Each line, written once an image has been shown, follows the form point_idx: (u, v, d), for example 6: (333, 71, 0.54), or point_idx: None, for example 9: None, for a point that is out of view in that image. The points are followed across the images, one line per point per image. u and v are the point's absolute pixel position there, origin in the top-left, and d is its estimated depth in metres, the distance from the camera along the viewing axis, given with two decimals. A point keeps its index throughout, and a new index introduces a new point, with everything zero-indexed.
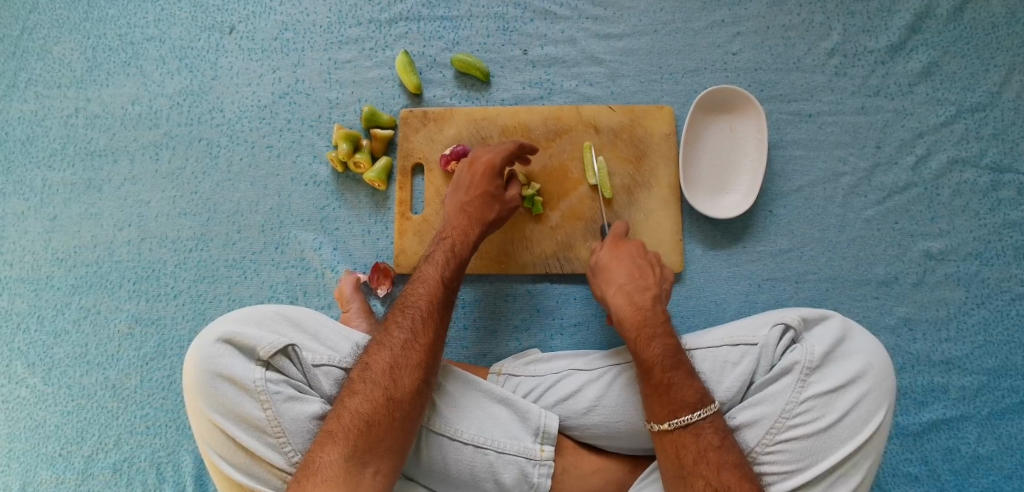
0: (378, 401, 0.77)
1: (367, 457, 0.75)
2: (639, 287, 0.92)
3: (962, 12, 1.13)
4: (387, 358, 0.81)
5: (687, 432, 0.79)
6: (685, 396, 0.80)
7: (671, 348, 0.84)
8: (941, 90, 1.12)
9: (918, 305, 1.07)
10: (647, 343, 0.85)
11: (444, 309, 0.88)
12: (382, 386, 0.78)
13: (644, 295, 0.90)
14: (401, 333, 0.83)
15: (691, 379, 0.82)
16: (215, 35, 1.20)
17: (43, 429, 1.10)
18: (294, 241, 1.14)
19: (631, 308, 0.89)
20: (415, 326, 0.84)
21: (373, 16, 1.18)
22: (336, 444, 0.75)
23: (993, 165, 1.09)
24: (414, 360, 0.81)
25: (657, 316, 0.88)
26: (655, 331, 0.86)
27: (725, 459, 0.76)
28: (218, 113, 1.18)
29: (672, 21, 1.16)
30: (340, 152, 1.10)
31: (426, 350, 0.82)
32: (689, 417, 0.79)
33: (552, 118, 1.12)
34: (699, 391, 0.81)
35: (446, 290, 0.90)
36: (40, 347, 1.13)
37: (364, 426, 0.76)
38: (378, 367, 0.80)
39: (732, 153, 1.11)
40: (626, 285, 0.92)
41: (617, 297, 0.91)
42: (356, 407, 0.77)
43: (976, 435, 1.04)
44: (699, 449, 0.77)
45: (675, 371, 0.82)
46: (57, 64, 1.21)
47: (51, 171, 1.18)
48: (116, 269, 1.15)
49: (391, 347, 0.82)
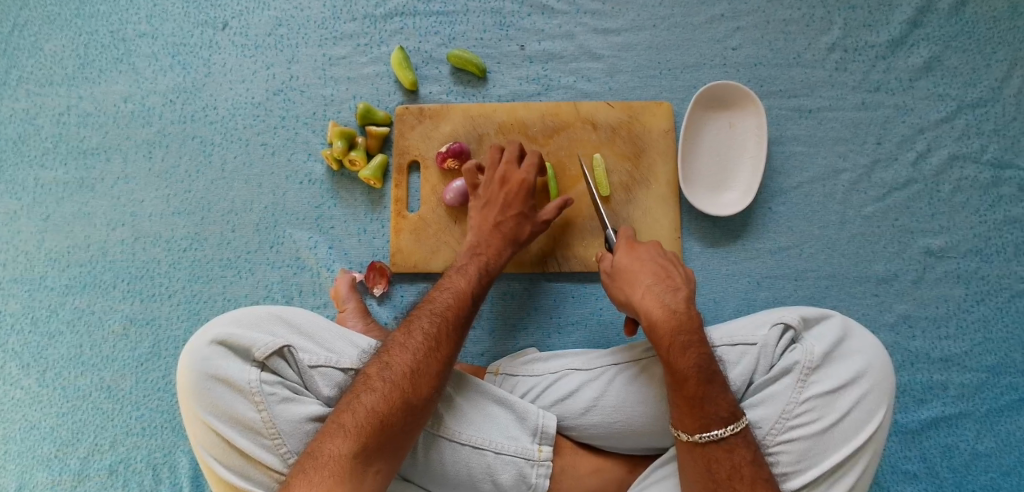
0: (393, 402, 0.76)
1: (373, 457, 0.74)
2: (669, 289, 0.86)
3: (963, 6, 1.12)
4: (409, 362, 0.80)
5: (720, 447, 0.77)
6: (718, 409, 0.77)
7: (706, 357, 0.80)
8: (942, 85, 1.11)
9: (918, 302, 1.07)
10: (682, 352, 0.80)
11: (466, 321, 0.89)
12: (400, 388, 0.78)
13: (675, 297, 0.85)
14: (425, 339, 0.83)
15: (725, 392, 0.79)
16: (208, 32, 1.18)
17: (38, 430, 1.10)
18: (289, 240, 1.13)
19: (664, 311, 0.84)
20: (439, 336, 0.84)
21: (368, 11, 1.17)
22: (345, 438, 0.73)
23: (994, 161, 1.08)
24: (433, 368, 0.81)
25: (690, 319, 0.83)
26: (691, 338, 0.81)
27: (758, 474, 0.76)
28: (212, 111, 1.17)
29: (670, 16, 1.15)
30: (335, 150, 1.09)
31: (444, 362, 0.83)
32: (722, 431, 0.77)
33: (550, 115, 1.11)
34: (733, 405, 0.78)
35: (470, 302, 0.91)
36: (34, 348, 1.12)
37: (377, 425, 0.75)
38: (399, 370, 0.79)
39: (731, 150, 1.10)
40: (655, 288, 0.87)
41: (647, 300, 0.86)
42: (371, 404, 0.76)
43: (975, 433, 1.03)
44: (732, 464, 0.76)
45: (709, 384, 0.78)
46: (48, 62, 1.19)
47: (44, 170, 1.17)
48: (109, 269, 1.14)
49: (414, 351, 0.82)
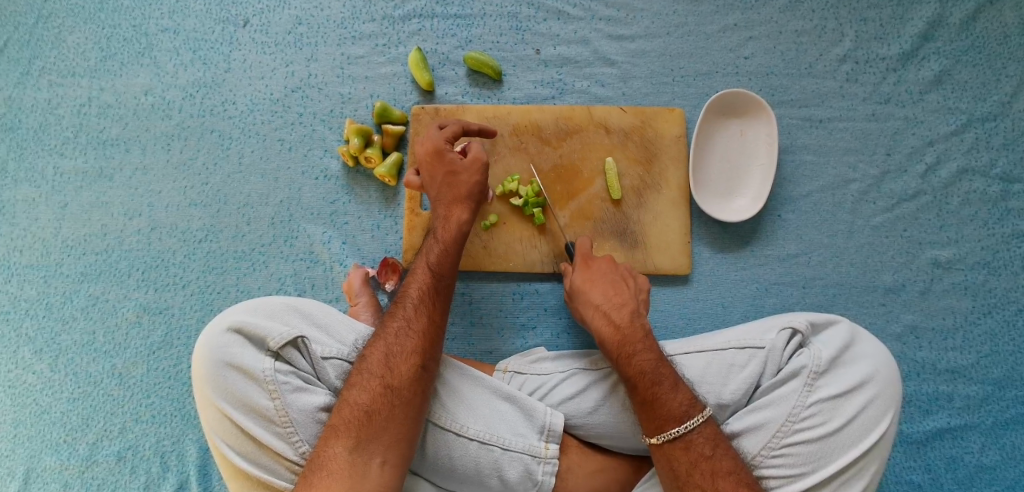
0: (376, 391, 0.79)
1: (372, 449, 0.75)
2: (613, 305, 0.92)
3: (974, 21, 1.13)
4: (381, 349, 0.82)
5: (675, 445, 0.80)
6: (670, 409, 0.81)
7: (651, 363, 0.84)
8: (952, 99, 1.12)
9: (925, 313, 1.08)
10: (628, 362, 0.85)
11: (428, 297, 0.88)
12: (378, 376, 0.80)
13: (621, 312, 0.91)
14: (393, 325, 0.85)
15: (676, 391, 0.82)
16: (230, 28, 1.20)
17: (47, 415, 1.11)
18: (303, 234, 1.14)
19: (609, 327, 0.90)
20: (407, 318, 0.85)
21: (386, 12, 1.19)
22: (338, 437, 0.76)
23: (1003, 176, 1.10)
24: (406, 347, 0.82)
25: (635, 331, 0.88)
26: (635, 348, 0.86)
27: (718, 467, 0.77)
28: (231, 105, 1.19)
29: (685, 24, 1.16)
30: (352, 147, 1.10)
31: (419, 338, 0.84)
32: (676, 429, 0.80)
33: (563, 118, 1.12)
34: (685, 402, 0.81)
35: (433, 278, 0.90)
36: (48, 333, 1.14)
37: (364, 417, 0.77)
38: (374, 358, 0.81)
39: (741, 158, 1.11)
40: (602, 306, 0.92)
41: (596, 319, 0.92)
42: (355, 399, 0.78)
43: (980, 445, 1.04)
44: (690, 460, 0.79)
45: (656, 385, 0.83)
46: (72, 53, 1.21)
47: (63, 159, 1.18)
48: (125, 258, 1.15)
49: (385, 339, 0.83)
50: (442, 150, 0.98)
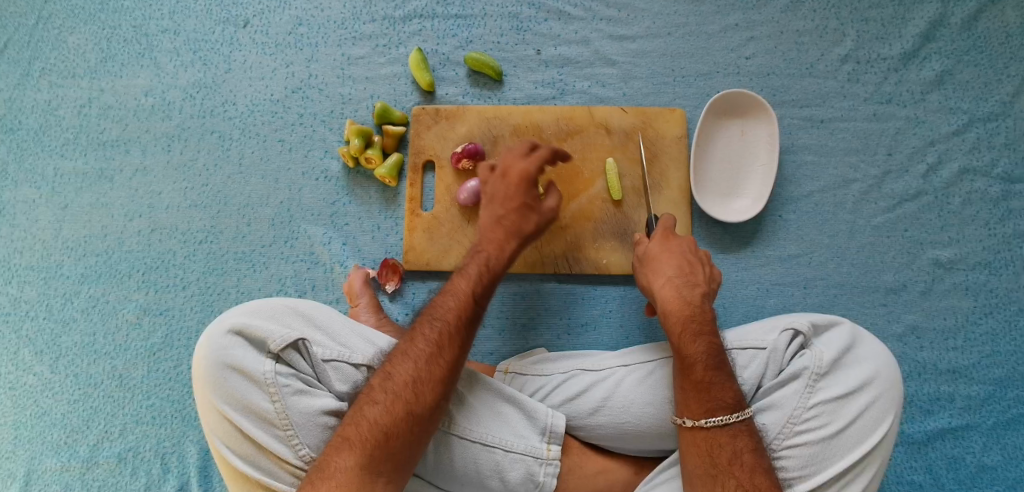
0: (397, 415, 0.76)
1: (382, 467, 0.75)
2: (687, 281, 0.89)
3: (976, 21, 1.13)
4: (409, 370, 0.80)
5: (724, 432, 0.79)
6: (724, 395, 0.80)
7: (713, 346, 0.83)
8: (954, 99, 1.12)
9: (926, 313, 1.07)
10: (691, 339, 0.83)
11: (465, 321, 0.85)
12: (403, 400, 0.77)
13: (692, 291, 0.88)
14: (425, 346, 0.81)
15: (732, 381, 0.81)
16: (230, 29, 1.20)
17: (48, 417, 1.11)
18: (304, 235, 1.14)
19: (678, 301, 0.87)
20: (440, 341, 0.82)
21: (387, 13, 1.19)
22: (350, 451, 0.74)
23: (1004, 176, 1.09)
24: (434, 374, 0.80)
25: (705, 313, 0.86)
26: (702, 329, 0.84)
27: (759, 462, 0.77)
28: (231, 106, 1.19)
29: (686, 24, 1.16)
30: (353, 148, 1.10)
31: (449, 365, 0.81)
32: (727, 417, 0.79)
33: (564, 118, 1.12)
34: (740, 392, 0.80)
35: (472, 301, 0.87)
36: (48, 335, 1.13)
37: (381, 438, 0.75)
38: (399, 380, 0.79)
39: (742, 158, 1.11)
40: (675, 278, 0.89)
41: (665, 290, 0.89)
42: (374, 418, 0.76)
43: (981, 445, 1.04)
44: (734, 449, 0.78)
45: (717, 370, 0.81)
46: (72, 54, 1.21)
47: (63, 160, 1.18)
48: (125, 258, 1.15)
49: (415, 358, 0.81)
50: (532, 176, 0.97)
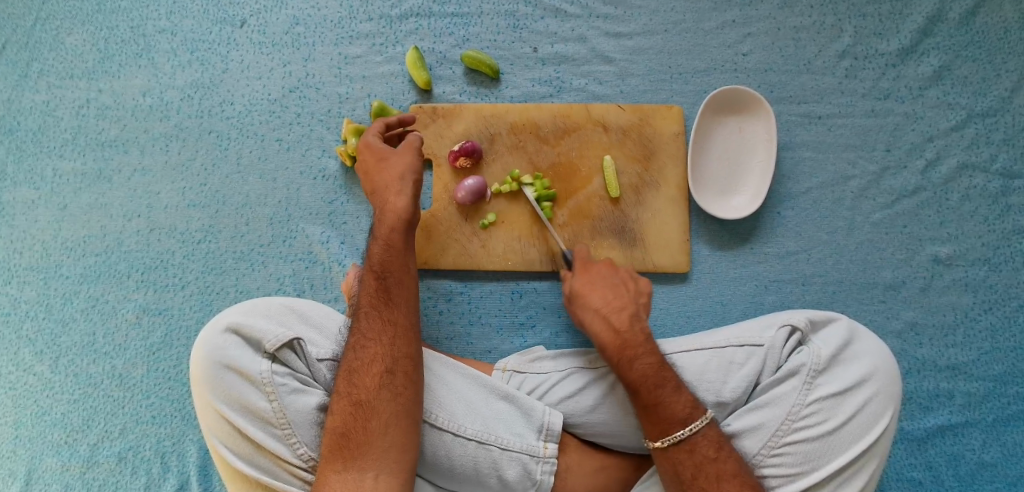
0: (346, 410, 0.78)
1: (363, 465, 0.75)
2: (614, 308, 0.90)
3: (974, 16, 1.12)
4: (344, 366, 0.82)
5: (681, 448, 0.80)
6: (674, 413, 0.80)
7: (654, 366, 0.84)
8: (952, 95, 1.11)
9: (925, 310, 1.07)
10: (628, 366, 0.84)
11: (377, 300, 0.85)
12: (346, 395, 0.80)
13: (621, 317, 0.89)
14: (349, 340, 0.84)
15: (678, 394, 0.82)
16: (227, 29, 1.20)
17: (49, 417, 1.11)
18: (302, 234, 1.14)
19: (609, 332, 0.88)
20: (357, 328, 0.84)
21: (384, 11, 1.19)
22: (327, 461, 0.77)
23: (1003, 171, 1.09)
24: (369, 358, 0.81)
25: (636, 336, 0.87)
26: (637, 352, 0.85)
27: (722, 470, 0.78)
28: (229, 106, 1.19)
29: (683, 21, 1.16)
30: (350, 147, 1.11)
31: (375, 344, 0.82)
32: (681, 433, 0.80)
33: (561, 116, 1.12)
34: (688, 405, 0.81)
35: (377, 280, 0.86)
36: (48, 335, 1.14)
37: (342, 436, 0.77)
38: (340, 378, 0.81)
39: (740, 155, 1.11)
40: (602, 310, 0.90)
41: (595, 323, 0.89)
42: (332, 422, 0.79)
43: (981, 442, 1.03)
44: (694, 462, 0.79)
45: (659, 389, 0.82)
46: (70, 55, 1.21)
47: (62, 160, 1.19)
48: (124, 258, 1.16)
49: (346, 356, 0.83)
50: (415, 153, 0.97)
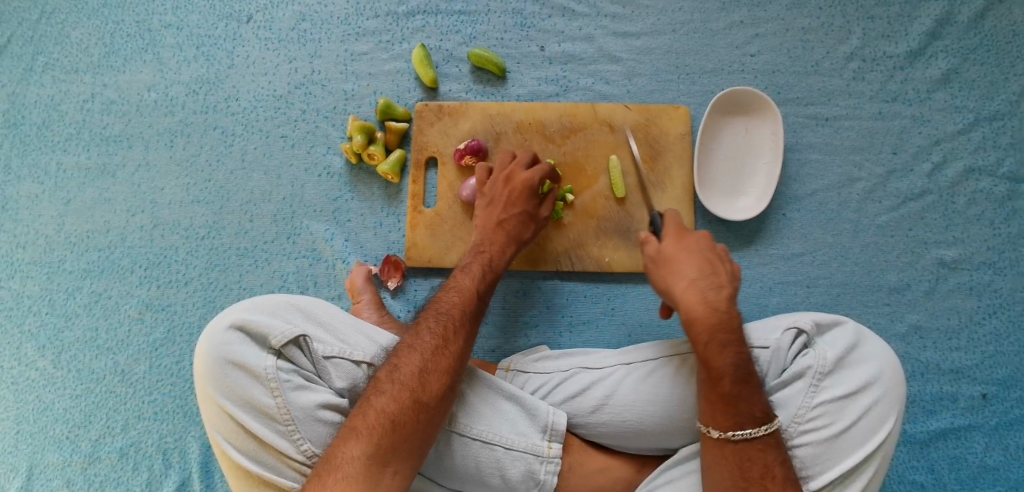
0: (405, 401, 0.75)
1: (392, 456, 0.73)
2: (711, 283, 0.82)
3: (983, 19, 1.12)
4: (416, 361, 0.79)
5: (751, 446, 0.77)
6: (750, 410, 0.77)
7: (742, 356, 0.78)
8: (960, 98, 1.11)
9: (930, 313, 1.07)
10: (716, 350, 0.78)
11: (473, 319, 0.86)
12: (410, 388, 0.76)
13: (719, 294, 0.81)
14: (431, 339, 0.81)
15: (758, 392, 0.78)
16: (233, 25, 1.20)
17: (51, 411, 1.11)
18: (306, 231, 1.14)
19: (705, 308, 0.80)
20: (446, 333, 0.82)
21: (390, 8, 1.18)
22: (359, 443, 0.73)
23: (1010, 175, 1.09)
24: (445, 366, 0.79)
25: (732, 319, 0.80)
26: (729, 338, 0.78)
27: (788, 473, 0.76)
28: (234, 102, 1.18)
29: (690, 21, 1.16)
30: (355, 144, 1.10)
31: (455, 357, 0.81)
32: (754, 431, 0.76)
33: (568, 115, 1.12)
34: (766, 406, 0.77)
35: (477, 301, 0.89)
36: (51, 329, 1.14)
37: (388, 425, 0.74)
38: (407, 370, 0.78)
39: (747, 156, 1.10)
40: (698, 281, 0.82)
41: (688, 295, 0.81)
42: (381, 406, 0.75)
43: (983, 445, 1.03)
44: (764, 464, 0.76)
45: (745, 383, 0.77)
46: (75, 49, 1.21)
47: (66, 155, 1.18)
48: (128, 254, 1.15)
49: (422, 351, 0.80)
50: (535, 187, 0.99)
